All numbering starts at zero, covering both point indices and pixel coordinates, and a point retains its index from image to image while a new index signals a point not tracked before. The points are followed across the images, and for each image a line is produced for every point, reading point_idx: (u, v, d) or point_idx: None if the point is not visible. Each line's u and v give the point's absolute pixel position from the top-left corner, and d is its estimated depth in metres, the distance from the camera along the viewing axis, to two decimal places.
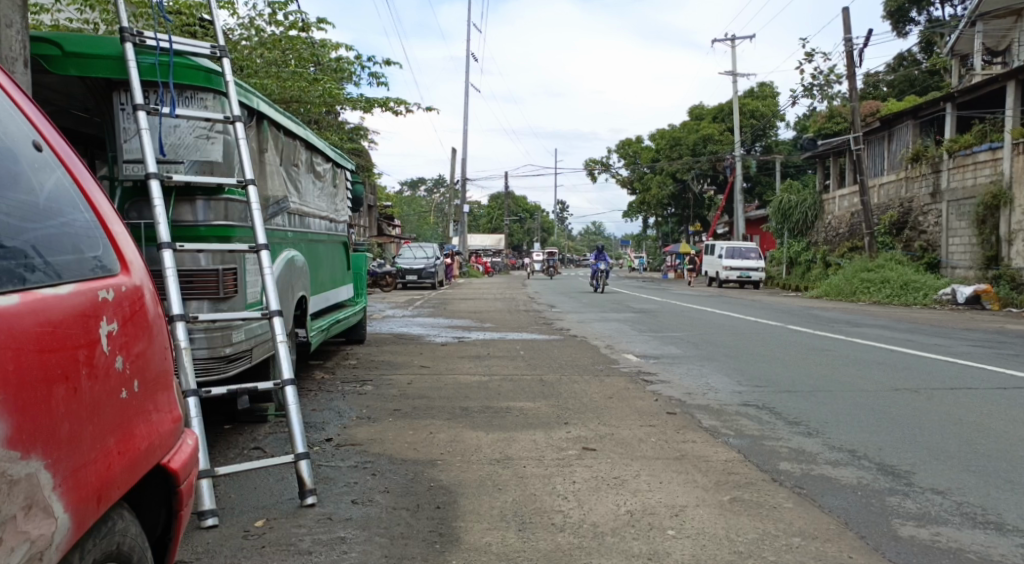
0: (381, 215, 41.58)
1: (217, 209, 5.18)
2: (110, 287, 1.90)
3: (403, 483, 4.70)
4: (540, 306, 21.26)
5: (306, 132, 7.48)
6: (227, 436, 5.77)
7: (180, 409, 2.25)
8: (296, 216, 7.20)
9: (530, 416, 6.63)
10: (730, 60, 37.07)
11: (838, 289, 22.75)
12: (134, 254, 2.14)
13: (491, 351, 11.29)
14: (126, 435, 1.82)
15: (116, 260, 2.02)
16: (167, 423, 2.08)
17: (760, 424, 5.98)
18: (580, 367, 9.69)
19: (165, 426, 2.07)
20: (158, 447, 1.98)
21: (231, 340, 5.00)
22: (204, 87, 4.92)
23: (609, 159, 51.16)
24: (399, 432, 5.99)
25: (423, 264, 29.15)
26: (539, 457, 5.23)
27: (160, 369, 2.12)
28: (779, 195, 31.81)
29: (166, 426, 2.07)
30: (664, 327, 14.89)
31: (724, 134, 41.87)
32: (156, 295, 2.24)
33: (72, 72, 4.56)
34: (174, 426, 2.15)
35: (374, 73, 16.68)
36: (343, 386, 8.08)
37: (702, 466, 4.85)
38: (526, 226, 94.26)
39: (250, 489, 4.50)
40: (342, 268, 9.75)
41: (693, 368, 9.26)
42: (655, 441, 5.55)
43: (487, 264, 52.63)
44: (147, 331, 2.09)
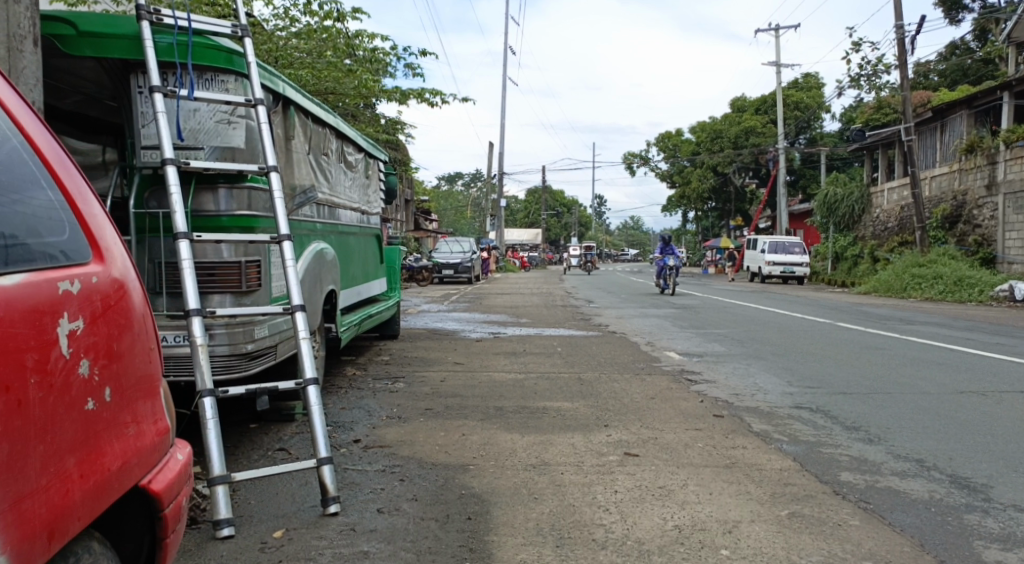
0: (418, 210, 41.49)
1: (240, 198, 4.94)
2: (79, 278, 1.70)
3: (432, 490, 4.41)
4: (578, 301, 20.90)
5: (336, 120, 7.22)
6: (251, 436, 5.55)
7: (167, 419, 2.07)
8: (325, 207, 6.95)
9: (567, 417, 6.29)
10: (774, 51, 36.19)
11: (887, 285, 21.99)
12: (115, 241, 1.93)
13: (527, 348, 10.97)
14: (89, 453, 1.64)
15: (89, 244, 1.81)
16: (146, 436, 1.90)
17: (815, 429, 5.57)
18: (620, 365, 9.31)
19: (145, 439, 1.89)
20: (132, 465, 1.80)
21: (253, 336, 4.76)
22: (225, 69, 4.69)
23: (649, 152, 50.48)
24: (430, 434, 5.71)
25: (459, 259, 28.92)
26: (578, 463, 4.90)
27: (144, 374, 1.93)
28: (824, 188, 30.91)
29: (146, 440, 1.89)
30: (707, 324, 14.42)
31: (767, 126, 40.99)
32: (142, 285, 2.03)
33: (87, 52, 4.36)
34: (158, 439, 1.98)
35: (410, 64, 16.45)
36: (374, 384, 7.83)
37: (755, 476, 4.48)
38: (563, 221, 93.73)
39: (271, 496, 4.25)
40: (375, 262, 9.52)
41: (739, 368, 8.83)
42: (703, 447, 5.17)
43: (525, 259, 52.32)
44: (131, 329, 1.89)
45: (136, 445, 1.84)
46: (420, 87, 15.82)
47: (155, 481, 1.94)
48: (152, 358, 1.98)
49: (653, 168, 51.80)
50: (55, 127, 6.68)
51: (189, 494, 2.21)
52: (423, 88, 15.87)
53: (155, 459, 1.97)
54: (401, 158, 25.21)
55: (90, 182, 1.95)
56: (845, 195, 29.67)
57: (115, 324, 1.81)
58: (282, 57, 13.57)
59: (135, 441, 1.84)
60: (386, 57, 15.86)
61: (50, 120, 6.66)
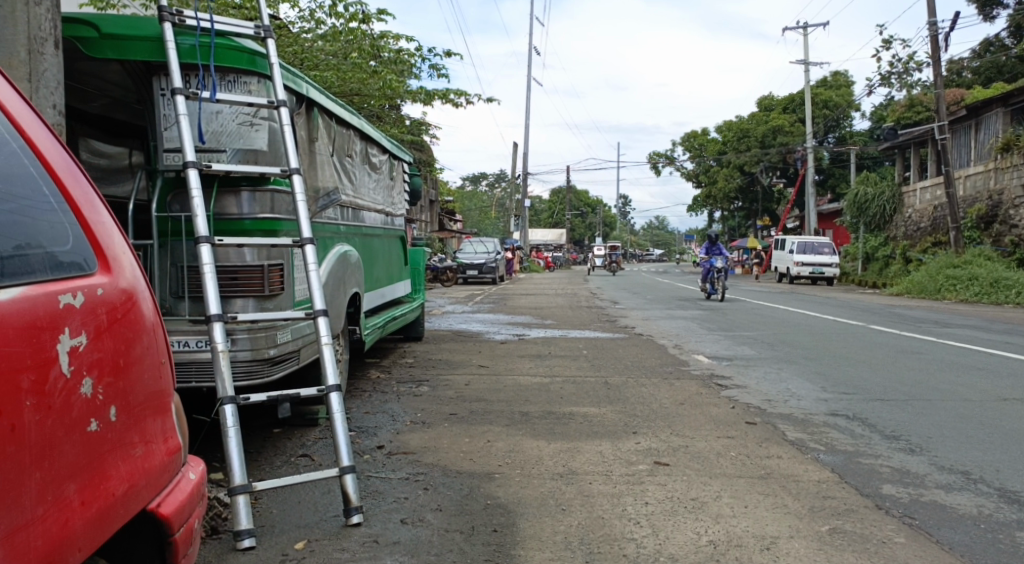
0: (442, 211, 41.52)
1: (262, 201, 4.86)
2: (82, 290, 1.65)
3: (457, 500, 4.30)
4: (603, 302, 20.74)
5: (360, 121, 7.14)
6: (274, 441, 5.48)
7: (178, 438, 2.02)
8: (349, 209, 6.86)
9: (595, 424, 6.16)
10: (803, 49, 35.73)
11: (920, 287, 21.58)
12: (121, 250, 1.89)
13: (553, 350, 10.83)
14: (93, 477, 1.59)
15: (94, 254, 1.77)
16: (155, 457, 1.85)
17: (853, 438, 5.38)
18: (647, 369, 9.15)
19: (153, 460, 1.84)
20: (139, 488, 1.75)
21: (275, 341, 4.67)
22: (248, 71, 4.55)
23: (674, 152, 50.13)
24: (454, 440, 5.60)
25: (484, 260, 28.85)
26: (607, 473, 4.76)
27: (153, 391, 1.89)
28: (854, 187, 30.28)
29: (154, 461, 1.84)
30: (735, 326, 14.19)
31: (796, 125, 40.46)
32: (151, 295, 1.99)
33: (109, 55, 4.27)
34: (168, 459, 1.93)
35: (435, 65, 16.39)
36: (398, 387, 7.75)
37: (792, 488, 4.32)
38: (588, 221, 93.42)
39: (293, 505, 4.16)
40: (399, 264, 9.44)
41: (771, 372, 8.63)
42: (736, 456, 5.01)
43: (550, 260, 52.19)
44: (140, 343, 1.84)
45: (144, 465, 1.79)
46: (445, 88, 15.74)
47: (168, 503, 1.89)
48: (161, 372, 1.93)
49: (679, 168, 51.41)
50: (81, 129, 6.66)
51: (203, 512, 2.16)
52: (448, 89, 15.79)
53: (166, 479, 1.92)
54: (425, 159, 25.19)
55: (96, 187, 1.91)
56: (874, 194, 29.08)
57: (121, 338, 1.75)
58: (308, 59, 13.56)
59: (143, 462, 1.79)
60: (411, 58, 15.81)
61: (76, 122, 6.64)
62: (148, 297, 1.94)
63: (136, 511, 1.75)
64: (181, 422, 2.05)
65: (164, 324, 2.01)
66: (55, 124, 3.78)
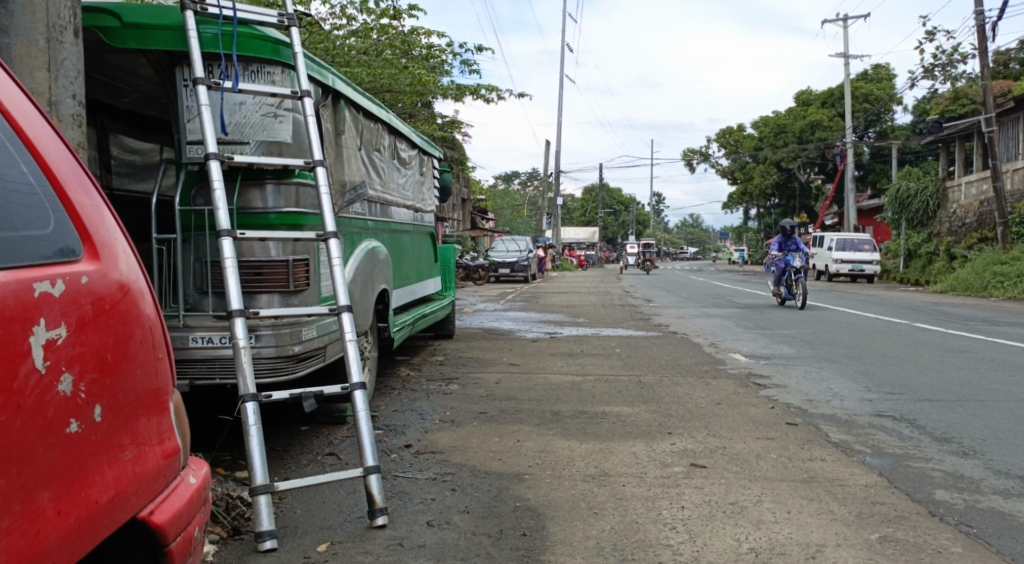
0: (475, 209, 41.51)
1: (288, 194, 4.75)
2: (63, 279, 1.55)
3: (486, 502, 4.15)
4: (637, 300, 20.48)
5: (389, 115, 7.03)
6: (301, 439, 5.38)
7: (176, 441, 1.91)
8: (377, 204, 6.76)
9: (629, 424, 5.97)
10: (843, 42, 35.03)
11: (964, 284, 21.02)
12: (110, 237, 1.78)
13: (585, 348, 10.65)
14: (70, 483, 1.48)
15: (81, 241, 1.67)
16: (147, 461, 1.74)
17: (901, 440, 5.14)
18: (683, 368, 8.92)
19: (144, 464, 1.72)
20: (126, 494, 1.63)
21: (300, 338, 4.57)
22: (272, 60, 4.44)
23: (709, 149, 49.53)
24: (483, 440, 5.46)
25: (516, 258, 28.73)
26: (642, 475, 4.58)
27: (146, 390, 1.77)
28: (896, 182, 29.53)
29: (145, 465, 1.73)
30: (773, 324, 13.87)
31: (834, 119, 39.65)
32: (147, 287, 1.88)
33: (132, 45, 4.19)
34: (162, 463, 1.81)
35: (466, 61, 16.29)
36: (428, 385, 7.63)
37: (838, 493, 4.11)
38: (621, 219, 92.84)
39: (318, 506, 4.05)
40: (429, 260, 9.34)
41: (811, 373, 8.37)
42: (777, 460, 4.79)
43: (583, 258, 51.92)
44: (132, 337, 1.74)
45: (134, 469, 1.68)
46: (476, 84, 15.63)
47: (162, 511, 1.78)
48: (155, 370, 1.82)
49: (714, 165, 50.81)
50: (113, 126, 6.66)
51: (205, 519, 2.05)
52: (479, 85, 15.68)
53: (160, 485, 1.81)
54: (458, 157, 25.12)
55: (85, 170, 1.81)
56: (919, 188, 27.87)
57: (109, 332, 1.65)
58: (339, 56, 13.55)
59: (132, 466, 1.68)
60: (442, 54, 15.73)
61: (108, 120, 6.65)
62: (141, 289, 1.84)
63: (124, 518, 1.64)
64: (179, 424, 1.95)
65: (160, 318, 1.90)
66: (77, 115, 3.72)
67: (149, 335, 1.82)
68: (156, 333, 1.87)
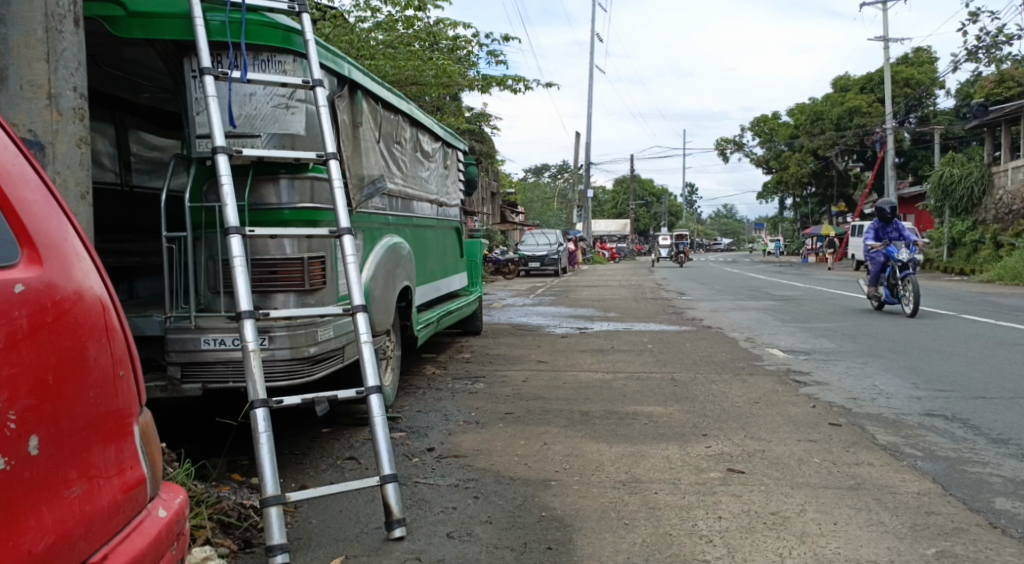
0: (505, 203, 41.29)
1: (302, 189, 4.55)
2: None
3: (510, 511, 3.93)
4: (670, 293, 20.14)
5: (409, 107, 6.81)
6: (321, 442, 5.21)
7: (138, 471, 1.73)
8: (399, 198, 6.56)
9: (661, 426, 5.72)
10: (881, 26, 34.11)
11: (1010, 273, 20.37)
12: (60, 238, 1.62)
13: (616, 344, 10.38)
14: None
15: (22, 245, 1.51)
16: (98, 497, 1.56)
17: (955, 443, 4.82)
18: (718, 364, 8.63)
19: (96, 499, 1.55)
20: (69, 536, 1.45)
21: (316, 339, 4.38)
22: (283, 49, 4.25)
23: (743, 138, 48.72)
24: (509, 442, 5.25)
25: (546, 251, 28.45)
26: (675, 481, 4.34)
27: (99, 415, 1.60)
28: (939, 169, 28.73)
29: (97, 500, 1.55)
30: (811, 318, 13.46)
31: (873, 106, 38.69)
32: (105, 297, 1.72)
33: (137, 35, 4.02)
34: (119, 498, 1.63)
35: (493, 51, 16.06)
36: (453, 384, 7.44)
37: (888, 501, 3.82)
38: (653, 211, 92.06)
39: (334, 516, 3.87)
40: (454, 255, 9.14)
41: (852, 370, 8.02)
42: (822, 465, 4.58)
43: (615, 250, 51.48)
44: (82, 354, 1.57)
45: (82, 507, 1.50)
46: (502, 75, 15.39)
47: (119, 552, 1.59)
48: (111, 392, 1.65)
49: (747, 154, 50.02)
50: (131, 121, 6.53)
51: (176, 556, 1.87)
52: (506, 75, 15.43)
53: (119, 523, 1.63)
54: (486, 150, 24.88)
55: (34, 167, 1.65)
56: (960, 175, 27.55)
57: (52, 350, 1.48)
58: (363, 49, 13.36)
59: (80, 503, 1.50)
60: (468, 45, 15.49)
61: (127, 115, 6.51)
62: (96, 300, 1.66)
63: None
64: (143, 451, 1.77)
65: (118, 333, 1.73)
66: (77, 108, 3.53)
67: (104, 353, 1.65)
68: (115, 350, 1.70)
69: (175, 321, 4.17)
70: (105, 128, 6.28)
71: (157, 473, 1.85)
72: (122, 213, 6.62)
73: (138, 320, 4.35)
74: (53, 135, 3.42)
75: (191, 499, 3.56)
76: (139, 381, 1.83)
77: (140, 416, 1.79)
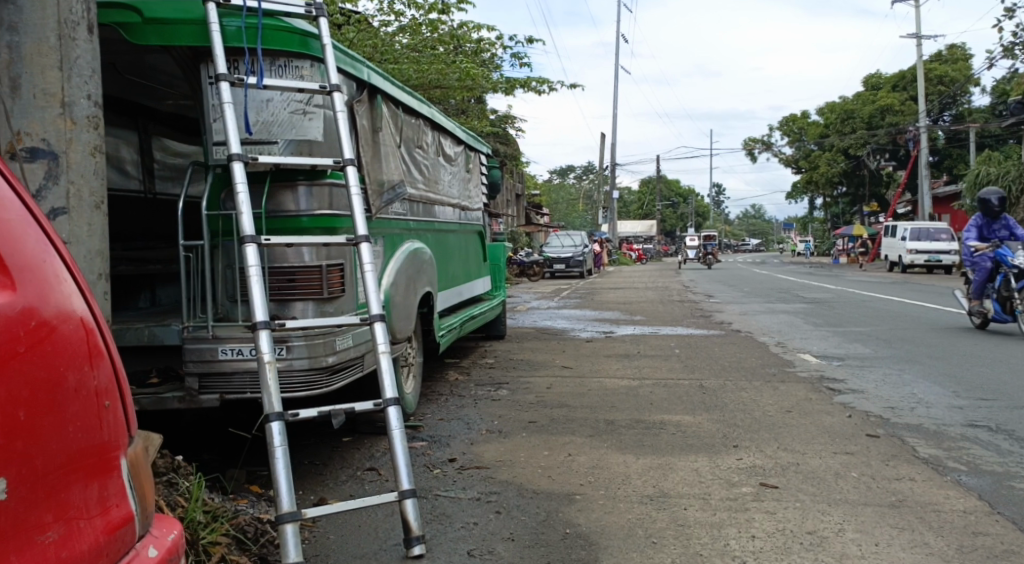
0: (531, 205, 41.14)
1: (321, 196, 4.47)
2: None
3: (533, 527, 3.82)
4: (696, 296, 19.91)
5: (431, 111, 6.73)
6: (342, 452, 5.12)
7: (125, 508, 1.63)
8: (420, 203, 6.48)
9: (690, 437, 5.59)
10: (913, 23, 33.50)
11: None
12: (40, 260, 1.52)
13: (642, 349, 10.24)
14: None
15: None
16: (77, 540, 1.45)
17: (999, 457, 4.62)
18: (747, 371, 8.46)
19: (75, 544, 1.44)
20: None
21: (334, 348, 4.30)
22: (300, 54, 4.17)
23: (770, 138, 48.20)
24: (532, 453, 5.14)
25: (571, 253, 28.31)
26: (705, 498, 4.21)
27: (79, 450, 1.49)
28: (974, 168, 28.14)
29: (75, 545, 1.44)
30: (843, 321, 13.21)
31: (906, 104, 37.96)
32: (88, 321, 1.61)
33: (153, 41, 3.96)
34: (102, 539, 1.52)
35: (517, 54, 15.96)
36: (477, 391, 7.34)
37: (932, 521, 3.67)
38: (679, 212, 91.42)
39: (352, 531, 3.77)
40: (477, 260, 9.04)
41: (886, 377, 7.81)
42: (859, 480, 4.51)
43: (641, 252, 51.17)
44: (60, 386, 1.46)
45: (58, 554, 1.40)
46: (526, 77, 15.28)
47: None
48: (93, 424, 1.55)
49: (775, 154, 49.48)
50: (154, 128, 6.42)
51: None
52: (530, 78, 15.31)
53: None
54: (511, 151, 24.75)
55: (12, 183, 1.55)
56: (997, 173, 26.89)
57: (27, 383, 1.37)
58: (387, 53, 13.29)
59: (56, 549, 1.39)
60: (491, 47, 15.39)
61: (151, 122, 6.40)
62: (77, 324, 1.57)
63: None
64: (131, 486, 1.67)
65: (102, 361, 1.63)
66: (92, 117, 3.44)
67: (86, 382, 1.56)
68: (98, 379, 1.60)
69: (192, 330, 4.08)
70: (128, 135, 6.24)
71: (147, 508, 1.75)
72: (145, 219, 6.59)
73: (155, 328, 4.27)
74: (67, 144, 3.32)
75: (207, 514, 3.38)
76: (128, 411, 1.74)
77: (128, 449, 1.70)
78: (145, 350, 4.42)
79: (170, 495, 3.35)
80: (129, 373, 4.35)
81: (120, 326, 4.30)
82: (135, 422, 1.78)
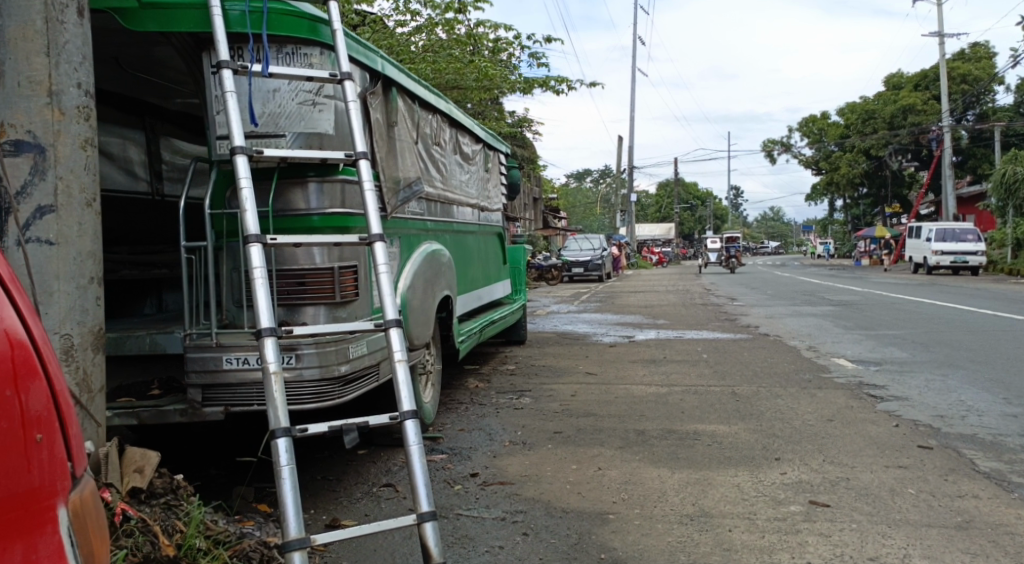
0: (549, 209, 40.74)
1: (332, 193, 4.17)
2: None
3: (565, 550, 3.51)
4: (719, 298, 19.56)
5: (448, 106, 6.44)
6: (357, 465, 4.83)
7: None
8: (438, 203, 6.17)
9: (727, 450, 5.26)
10: (937, 21, 32.86)
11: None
12: None
13: (668, 354, 9.88)
14: None
15: None
16: None
17: None
18: (779, 377, 8.12)
19: None
20: None
21: (347, 356, 4.01)
22: (308, 40, 3.86)
23: (790, 139, 47.65)
24: (560, 467, 4.84)
25: (590, 256, 27.98)
26: (752, 517, 3.92)
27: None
28: (1000, 167, 27.52)
29: None
30: (873, 324, 12.83)
31: (929, 103, 37.24)
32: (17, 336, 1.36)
33: (151, 27, 3.68)
34: None
35: (534, 53, 15.65)
36: (498, 398, 7.04)
37: (1008, 547, 3.43)
38: (697, 215, 90.72)
39: (366, 556, 3.47)
40: (497, 262, 8.75)
41: (928, 383, 7.43)
42: (918, 497, 4.20)
43: (659, 254, 50.73)
44: None
45: None
46: (545, 77, 14.97)
47: None
48: (17, 466, 1.31)
49: (794, 155, 48.92)
50: (162, 128, 6.17)
51: None
52: (548, 77, 15.01)
53: None
54: (527, 154, 24.39)
55: None
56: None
57: None
58: (403, 53, 13.02)
59: None
60: (509, 47, 15.11)
61: (159, 121, 6.14)
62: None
63: None
64: (71, 545, 1.41)
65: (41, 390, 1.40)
66: (82, 107, 3.15)
67: (9, 413, 1.31)
68: (28, 405, 1.36)
69: (195, 338, 3.78)
70: (134, 135, 5.99)
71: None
72: (153, 222, 6.32)
73: (158, 336, 3.99)
74: (55, 136, 3.03)
75: (209, 539, 3.07)
76: (72, 449, 1.49)
77: (71, 498, 1.44)
78: (145, 361, 4.16)
79: (168, 519, 3.05)
80: (129, 385, 4.08)
81: (119, 335, 4.03)
82: (82, 461, 1.53)
